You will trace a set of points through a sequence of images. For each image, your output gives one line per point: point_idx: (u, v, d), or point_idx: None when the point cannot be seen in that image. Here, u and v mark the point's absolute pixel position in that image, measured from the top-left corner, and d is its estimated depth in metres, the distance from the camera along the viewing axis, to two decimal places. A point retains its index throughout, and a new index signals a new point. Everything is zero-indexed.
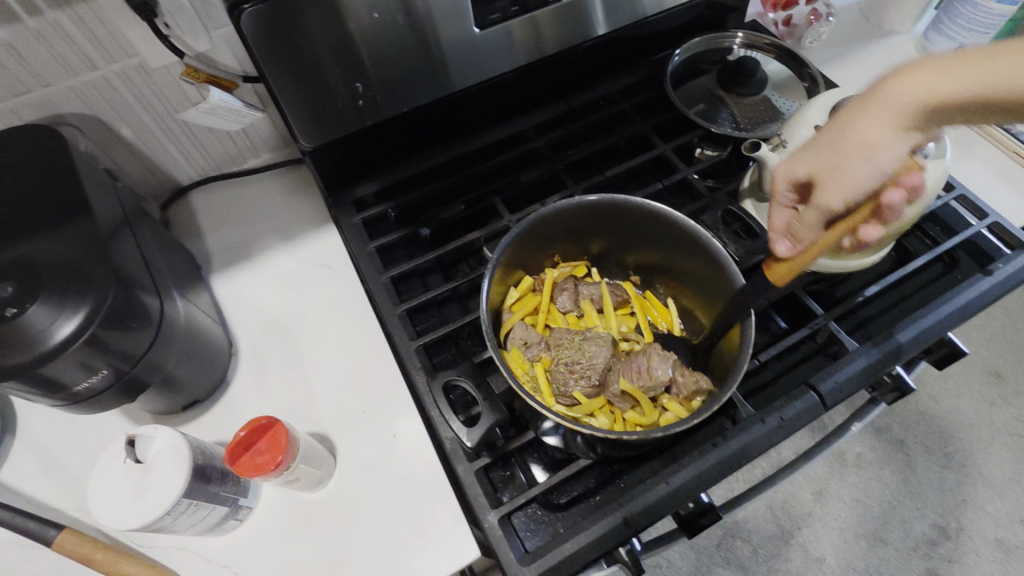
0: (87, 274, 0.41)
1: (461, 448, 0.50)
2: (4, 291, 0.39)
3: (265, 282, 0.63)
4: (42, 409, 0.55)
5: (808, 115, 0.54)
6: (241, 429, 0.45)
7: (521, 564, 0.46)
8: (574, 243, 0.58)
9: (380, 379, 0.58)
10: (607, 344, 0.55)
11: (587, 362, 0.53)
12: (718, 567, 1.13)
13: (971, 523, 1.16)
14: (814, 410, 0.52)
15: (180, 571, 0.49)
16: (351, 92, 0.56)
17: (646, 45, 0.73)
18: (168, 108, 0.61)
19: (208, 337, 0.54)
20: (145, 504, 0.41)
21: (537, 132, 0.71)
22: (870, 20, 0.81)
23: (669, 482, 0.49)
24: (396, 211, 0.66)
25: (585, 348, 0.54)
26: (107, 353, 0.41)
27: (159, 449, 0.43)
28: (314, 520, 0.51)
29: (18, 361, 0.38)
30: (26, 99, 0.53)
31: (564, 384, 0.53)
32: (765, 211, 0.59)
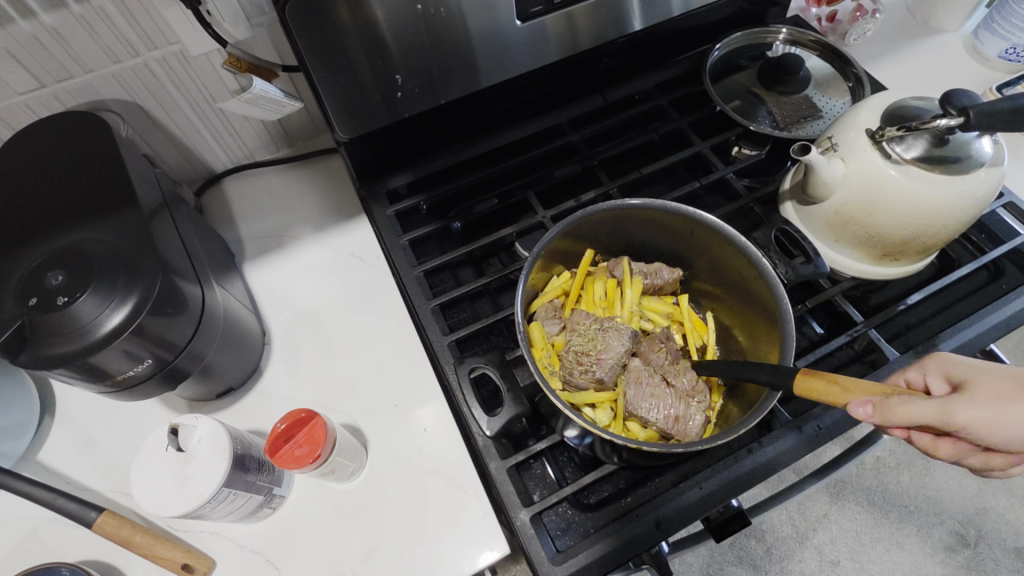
0: (134, 264, 0.41)
1: (494, 445, 0.50)
2: (55, 279, 0.40)
3: (297, 272, 0.64)
4: (79, 392, 0.56)
5: (859, 118, 0.53)
6: (281, 421, 0.46)
7: (553, 563, 0.46)
8: (617, 244, 0.57)
9: (411, 373, 0.58)
10: (624, 340, 0.53)
11: (596, 354, 0.52)
12: (731, 565, 1.13)
13: (992, 531, 1.15)
14: (853, 419, 0.51)
15: (215, 556, 0.50)
16: (389, 84, 0.56)
17: (685, 39, 0.72)
18: (205, 96, 0.61)
19: (243, 327, 0.55)
20: (187, 492, 0.42)
21: (572, 126, 0.70)
22: (917, 18, 0.79)
23: (702, 487, 0.49)
24: (428, 203, 0.65)
25: (598, 341, 0.52)
26: (152, 342, 0.41)
27: (201, 438, 0.43)
28: (346, 510, 0.52)
29: (67, 350, 0.38)
30: (69, 84, 0.53)
31: (567, 372, 0.52)
32: (805, 214, 0.57)
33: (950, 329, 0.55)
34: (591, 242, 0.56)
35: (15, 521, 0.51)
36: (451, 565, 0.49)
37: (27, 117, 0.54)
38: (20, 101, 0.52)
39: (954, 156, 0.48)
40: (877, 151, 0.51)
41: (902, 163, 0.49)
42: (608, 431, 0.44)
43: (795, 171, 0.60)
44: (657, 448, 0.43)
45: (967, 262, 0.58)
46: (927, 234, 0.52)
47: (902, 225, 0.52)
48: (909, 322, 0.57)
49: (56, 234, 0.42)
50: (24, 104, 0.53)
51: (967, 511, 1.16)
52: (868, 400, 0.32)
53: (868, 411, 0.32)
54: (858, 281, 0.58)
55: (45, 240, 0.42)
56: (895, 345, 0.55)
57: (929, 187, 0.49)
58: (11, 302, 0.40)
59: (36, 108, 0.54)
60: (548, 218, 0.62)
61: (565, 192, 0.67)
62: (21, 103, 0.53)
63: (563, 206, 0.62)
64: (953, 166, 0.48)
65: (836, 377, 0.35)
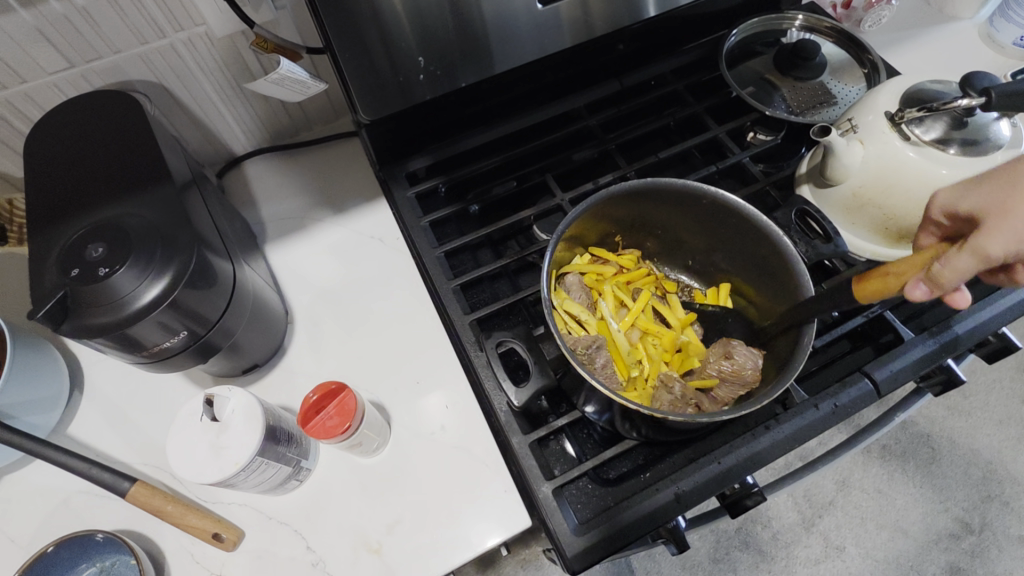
0: (172, 239, 0.42)
1: (516, 420, 0.51)
2: (96, 251, 0.41)
3: (318, 253, 0.64)
4: (107, 368, 0.57)
5: (878, 101, 0.53)
6: (312, 393, 0.48)
7: (576, 534, 0.47)
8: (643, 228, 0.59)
9: (431, 351, 0.59)
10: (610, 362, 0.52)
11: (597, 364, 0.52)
12: (736, 549, 1.15)
13: (996, 518, 1.16)
14: (868, 397, 0.52)
15: (243, 527, 0.51)
16: (412, 66, 0.56)
17: (702, 25, 0.72)
18: (229, 78, 0.62)
19: (270, 306, 0.56)
20: (222, 460, 0.43)
21: (588, 111, 0.70)
22: (932, 5, 0.79)
23: (721, 462, 0.50)
24: (446, 186, 0.66)
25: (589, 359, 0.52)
26: (187, 316, 0.42)
27: (234, 408, 0.45)
28: (370, 483, 0.53)
29: (108, 320, 0.40)
30: (97, 65, 0.54)
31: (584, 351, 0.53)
32: (822, 196, 0.58)
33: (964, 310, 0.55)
34: (609, 223, 0.57)
35: (47, 493, 0.52)
36: (473, 537, 0.50)
37: (55, 97, 0.55)
38: (49, 81, 0.53)
39: (973, 139, 0.49)
40: (895, 133, 0.51)
41: (921, 145, 0.50)
42: (630, 401, 0.45)
43: (812, 156, 0.60)
44: (679, 419, 0.44)
45: None
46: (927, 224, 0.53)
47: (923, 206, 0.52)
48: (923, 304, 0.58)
49: (95, 210, 0.43)
50: (52, 84, 0.54)
51: (971, 498, 1.18)
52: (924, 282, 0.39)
53: (924, 290, 0.38)
54: None
55: (86, 215, 0.43)
56: (910, 326, 0.56)
57: (949, 168, 0.50)
58: (54, 275, 0.41)
59: (64, 88, 0.55)
60: (566, 201, 0.62)
61: (582, 176, 0.68)
62: (50, 83, 0.53)
63: (580, 189, 0.63)
64: (971, 148, 0.49)
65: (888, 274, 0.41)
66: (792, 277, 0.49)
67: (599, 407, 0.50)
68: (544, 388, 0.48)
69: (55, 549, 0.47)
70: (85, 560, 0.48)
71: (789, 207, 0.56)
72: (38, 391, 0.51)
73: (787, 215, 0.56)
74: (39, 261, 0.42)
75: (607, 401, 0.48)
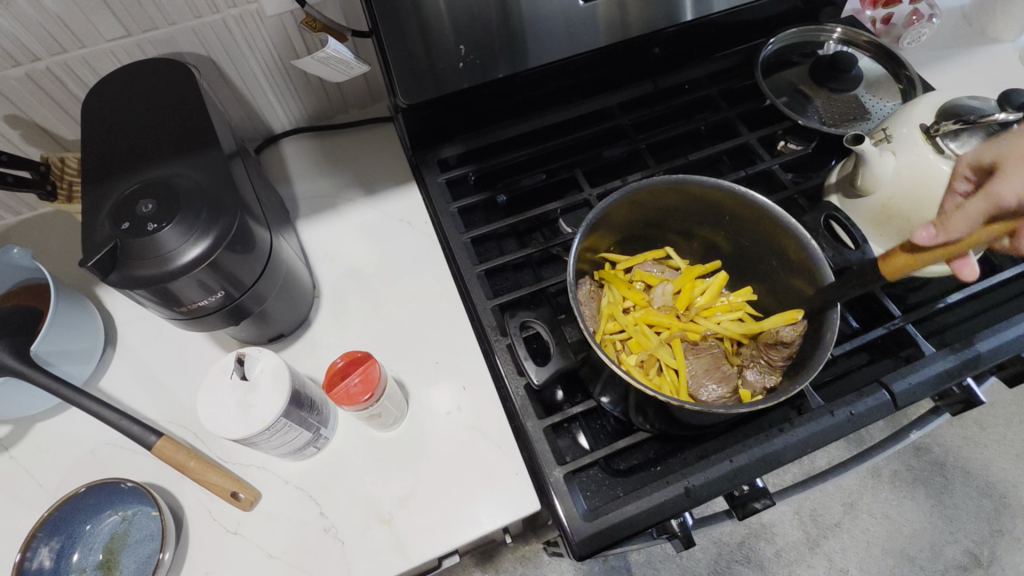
0: (217, 201, 0.44)
1: (531, 404, 0.52)
2: (146, 207, 0.43)
3: (348, 232, 0.66)
4: (138, 328, 0.59)
5: (914, 112, 0.54)
6: (339, 359, 0.49)
7: (584, 520, 0.48)
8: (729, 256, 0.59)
9: (452, 334, 0.60)
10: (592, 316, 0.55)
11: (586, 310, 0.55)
12: (737, 564, 1.14)
13: (1007, 554, 1.14)
14: (885, 408, 0.52)
15: (260, 488, 0.52)
16: (452, 54, 0.58)
17: (740, 32, 0.72)
18: (275, 56, 0.64)
19: (299, 279, 0.57)
20: (249, 417, 0.44)
21: (621, 110, 0.71)
22: (973, 26, 0.79)
23: (733, 460, 0.50)
24: (476, 175, 0.67)
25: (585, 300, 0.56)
26: (224, 277, 0.44)
27: (263, 369, 0.46)
28: (385, 456, 0.54)
29: (152, 273, 0.41)
30: (153, 35, 0.56)
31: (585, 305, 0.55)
32: (851, 206, 0.58)
33: (988, 329, 0.55)
34: (637, 229, 0.58)
35: (75, 442, 0.54)
36: (483, 516, 0.51)
37: (110, 64, 0.57)
38: (106, 48, 0.56)
39: None
40: (930, 145, 0.52)
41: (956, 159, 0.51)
42: (648, 388, 0.45)
43: (842, 166, 0.61)
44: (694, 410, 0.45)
45: (1010, 267, 0.59)
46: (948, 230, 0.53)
47: None
48: (946, 321, 0.58)
49: (146, 169, 0.45)
50: (109, 51, 0.56)
51: (982, 531, 1.15)
52: (929, 228, 0.46)
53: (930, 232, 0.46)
54: (898, 278, 0.59)
55: (136, 174, 0.45)
56: (932, 341, 0.56)
57: None
58: (104, 228, 0.43)
59: (120, 56, 0.57)
60: (594, 196, 0.63)
61: (610, 173, 0.69)
62: (107, 50, 0.56)
63: (609, 185, 0.63)
64: None
65: (912, 256, 0.48)
66: (817, 294, 0.50)
67: (615, 398, 0.51)
68: (563, 371, 0.49)
69: (84, 492, 0.49)
70: (109, 508, 0.50)
71: (819, 212, 0.56)
72: (74, 342, 0.53)
73: (816, 220, 0.56)
74: (90, 215, 0.44)
75: (623, 391, 0.49)
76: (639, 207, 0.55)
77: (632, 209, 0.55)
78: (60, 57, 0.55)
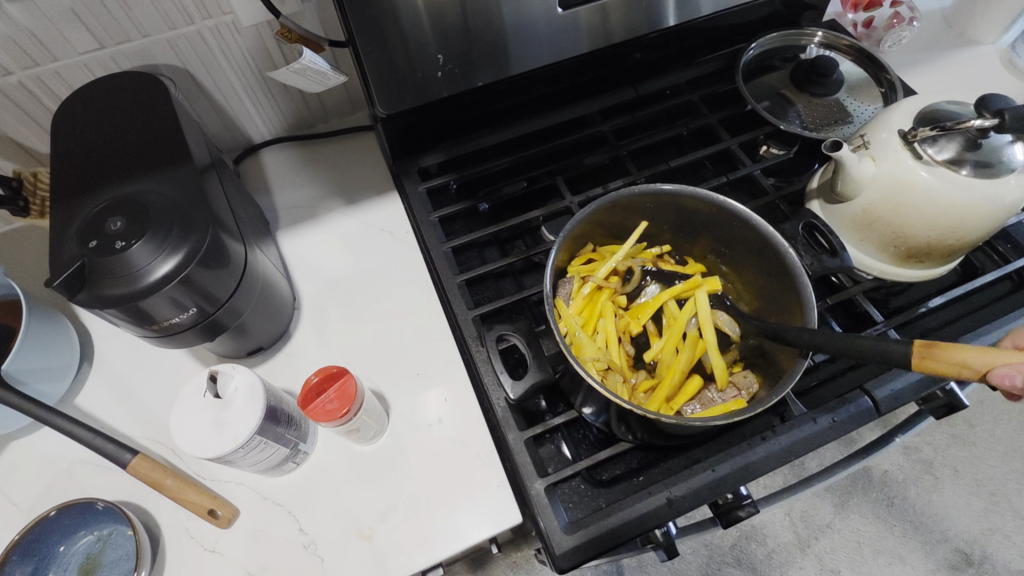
0: (188, 217, 0.43)
1: (512, 416, 0.51)
2: (115, 224, 0.42)
3: (329, 242, 0.65)
4: (116, 343, 0.59)
5: (892, 118, 0.54)
6: (315, 375, 0.49)
7: (565, 533, 0.47)
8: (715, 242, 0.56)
9: (433, 345, 0.59)
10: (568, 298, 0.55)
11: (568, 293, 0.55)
12: (729, 566, 1.14)
13: (997, 552, 1.14)
14: (867, 414, 0.52)
15: (239, 505, 0.52)
16: (430, 63, 0.57)
17: (721, 37, 0.72)
18: (253, 67, 0.63)
19: (278, 291, 0.56)
20: (223, 435, 0.44)
21: (603, 116, 0.70)
22: (954, 29, 0.79)
23: (714, 470, 0.50)
24: (458, 183, 0.67)
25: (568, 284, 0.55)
26: (197, 294, 0.43)
27: (237, 386, 0.46)
28: (365, 470, 0.53)
29: (120, 292, 0.41)
30: (127, 47, 0.56)
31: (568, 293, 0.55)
32: (831, 212, 0.58)
33: (969, 333, 0.55)
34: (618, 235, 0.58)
35: (50, 461, 0.53)
36: (465, 530, 0.50)
37: (83, 77, 0.57)
38: (79, 61, 0.55)
39: (988, 160, 0.49)
40: (908, 151, 0.52)
41: (934, 164, 0.50)
42: (627, 401, 0.45)
43: (823, 171, 0.61)
44: (673, 421, 0.44)
45: (991, 270, 0.59)
46: (929, 234, 0.53)
47: (932, 224, 0.52)
48: (928, 325, 0.57)
49: (117, 185, 0.45)
50: (82, 64, 0.55)
51: (972, 530, 1.15)
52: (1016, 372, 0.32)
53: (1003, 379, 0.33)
54: (880, 282, 0.59)
55: (106, 190, 0.45)
56: None
57: (961, 189, 0.50)
58: (73, 246, 0.42)
59: (93, 69, 0.56)
60: (575, 204, 0.63)
61: (592, 180, 0.69)
62: (80, 63, 0.55)
63: (590, 192, 0.63)
64: (985, 170, 0.49)
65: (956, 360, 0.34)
66: (798, 303, 0.49)
67: (596, 408, 0.50)
68: (542, 383, 0.49)
69: (57, 513, 0.48)
70: (84, 528, 0.49)
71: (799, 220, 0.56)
72: (49, 360, 0.52)
73: (795, 228, 0.58)
74: (59, 232, 0.44)
75: (604, 402, 0.49)
76: (617, 215, 0.55)
77: (611, 216, 0.54)
78: (31, 71, 0.54)
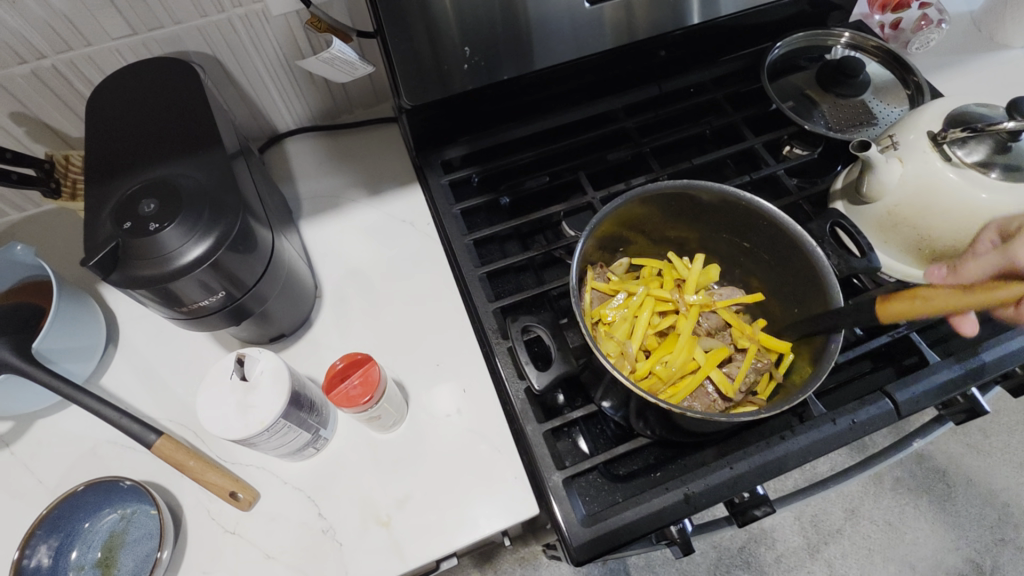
0: (219, 202, 0.44)
1: (532, 408, 0.52)
2: (149, 207, 0.43)
3: (351, 232, 0.66)
4: (141, 326, 0.60)
5: (921, 119, 0.53)
6: (338, 361, 0.49)
7: (582, 526, 0.47)
8: (726, 251, 0.59)
9: (452, 337, 0.60)
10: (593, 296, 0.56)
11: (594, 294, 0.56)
12: (737, 569, 1.13)
13: (1009, 563, 1.13)
14: (888, 417, 0.52)
15: (259, 488, 0.52)
16: (457, 55, 0.57)
17: (747, 35, 0.72)
18: (281, 56, 0.64)
19: (301, 278, 0.57)
20: (248, 417, 0.44)
21: (626, 113, 0.70)
22: (983, 32, 0.79)
23: (733, 468, 0.50)
24: (479, 176, 0.67)
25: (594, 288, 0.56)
26: (225, 278, 0.44)
27: (263, 370, 0.46)
28: (383, 458, 0.54)
29: (153, 273, 0.41)
30: (158, 34, 0.56)
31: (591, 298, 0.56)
32: (856, 212, 0.58)
33: (992, 339, 0.54)
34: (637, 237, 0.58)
35: (75, 439, 0.54)
36: (482, 520, 0.51)
37: (115, 62, 0.57)
38: (111, 46, 0.56)
39: (1015, 164, 0.49)
40: (937, 153, 0.51)
41: (962, 166, 0.50)
42: (649, 394, 0.45)
43: (849, 172, 0.60)
44: (694, 417, 0.44)
45: None
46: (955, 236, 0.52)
47: (958, 225, 0.51)
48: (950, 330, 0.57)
49: (149, 168, 0.45)
50: (114, 49, 0.56)
51: (984, 540, 1.14)
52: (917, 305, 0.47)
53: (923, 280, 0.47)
54: None
55: (138, 173, 0.45)
56: (936, 350, 0.56)
57: (989, 192, 0.49)
58: (107, 227, 0.43)
59: (125, 54, 0.57)
60: (597, 199, 0.63)
61: (614, 177, 0.69)
62: (113, 48, 0.56)
63: (613, 188, 0.63)
64: (1014, 173, 0.49)
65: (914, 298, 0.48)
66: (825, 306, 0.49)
67: (615, 403, 0.50)
68: (563, 376, 0.49)
69: (82, 490, 0.49)
70: (108, 506, 0.50)
71: (824, 220, 0.56)
72: (78, 340, 0.53)
73: (821, 227, 0.57)
74: (93, 213, 0.44)
75: (624, 397, 0.49)
76: (643, 211, 0.54)
77: (637, 210, 0.54)
78: (65, 55, 0.55)
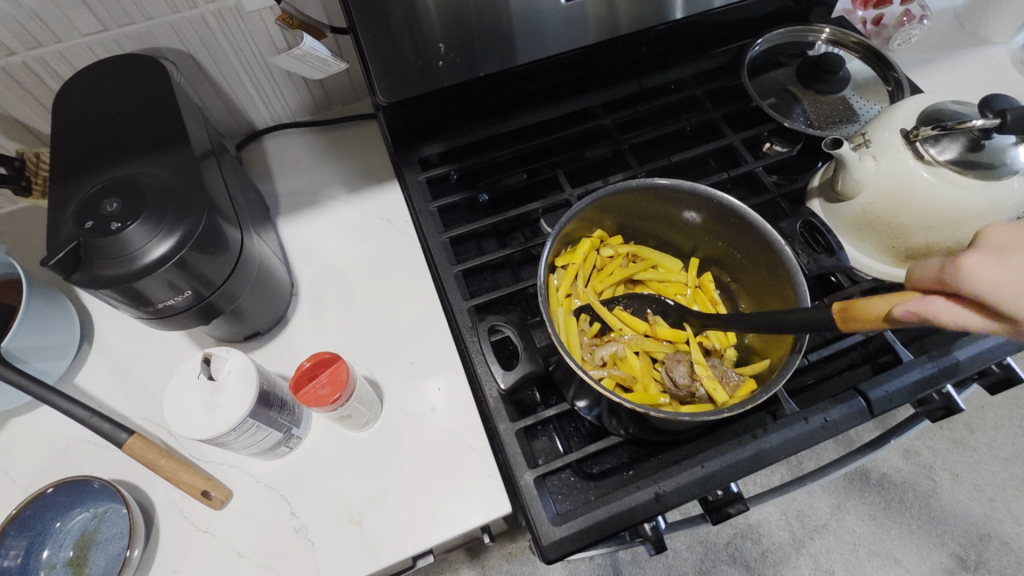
0: (184, 201, 0.44)
1: (504, 406, 0.52)
2: (112, 206, 0.42)
3: (328, 229, 0.66)
4: (116, 324, 0.59)
5: (896, 117, 0.53)
6: (305, 361, 0.49)
7: (552, 524, 0.47)
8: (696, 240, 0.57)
9: (428, 334, 0.60)
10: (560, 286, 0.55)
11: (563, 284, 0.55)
12: (723, 564, 1.14)
13: (993, 558, 1.13)
14: (860, 415, 0.52)
15: (231, 487, 0.52)
16: (432, 52, 0.57)
17: (728, 31, 0.71)
18: (256, 52, 0.63)
19: (276, 276, 0.57)
20: (215, 417, 0.44)
21: (606, 109, 0.70)
22: (966, 28, 0.78)
23: (704, 466, 0.50)
24: (458, 173, 0.66)
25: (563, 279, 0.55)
26: (192, 277, 0.44)
27: (231, 370, 0.46)
28: (357, 456, 0.54)
29: (116, 273, 0.41)
30: (129, 30, 0.56)
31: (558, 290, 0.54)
32: (832, 211, 0.58)
33: (968, 336, 0.54)
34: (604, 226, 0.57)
35: (48, 438, 0.54)
36: (454, 518, 0.51)
37: (86, 59, 0.57)
38: (82, 42, 0.55)
39: (988, 162, 0.49)
40: (909, 151, 0.51)
41: (935, 165, 0.50)
42: (616, 394, 0.45)
43: (826, 169, 0.60)
44: (662, 416, 0.44)
45: None
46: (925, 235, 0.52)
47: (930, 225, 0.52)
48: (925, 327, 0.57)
49: (115, 167, 0.45)
50: (85, 45, 0.56)
51: (970, 535, 1.15)
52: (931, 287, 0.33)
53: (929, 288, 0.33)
54: None
55: (104, 172, 0.45)
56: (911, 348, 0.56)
57: (961, 191, 0.49)
58: (70, 226, 0.43)
59: (96, 51, 0.57)
60: (574, 197, 0.62)
61: (593, 174, 0.68)
62: (83, 44, 0.55)
63: (590, 185, 0.63)
64: (986, 171, 0.49)
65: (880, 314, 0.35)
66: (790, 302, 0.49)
67: (589, 402, 0.50)
68: (532, 374, 0.49)
69: (53, 490, 0.49)
70: (79, 505, 0.50)
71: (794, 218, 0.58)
72: (50, 339, 0.53)
73: (792, 225, 0.59)
74: (57, 212, 0.44)
75: (595, 395, 0.48)
76: (608, 210, 0.54)
77: (601, 209, 0.53)
78: (35, 52, 0.54)
